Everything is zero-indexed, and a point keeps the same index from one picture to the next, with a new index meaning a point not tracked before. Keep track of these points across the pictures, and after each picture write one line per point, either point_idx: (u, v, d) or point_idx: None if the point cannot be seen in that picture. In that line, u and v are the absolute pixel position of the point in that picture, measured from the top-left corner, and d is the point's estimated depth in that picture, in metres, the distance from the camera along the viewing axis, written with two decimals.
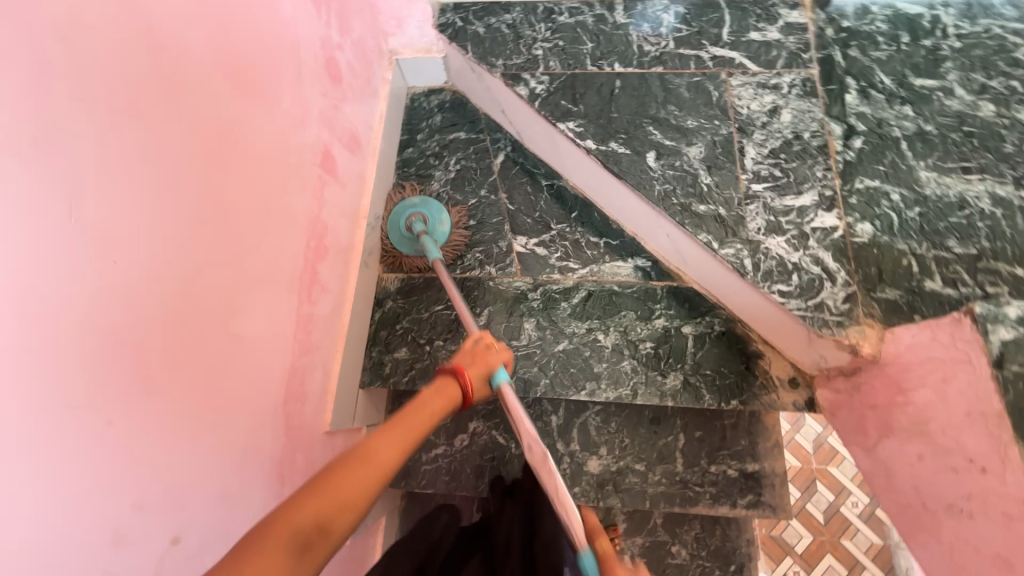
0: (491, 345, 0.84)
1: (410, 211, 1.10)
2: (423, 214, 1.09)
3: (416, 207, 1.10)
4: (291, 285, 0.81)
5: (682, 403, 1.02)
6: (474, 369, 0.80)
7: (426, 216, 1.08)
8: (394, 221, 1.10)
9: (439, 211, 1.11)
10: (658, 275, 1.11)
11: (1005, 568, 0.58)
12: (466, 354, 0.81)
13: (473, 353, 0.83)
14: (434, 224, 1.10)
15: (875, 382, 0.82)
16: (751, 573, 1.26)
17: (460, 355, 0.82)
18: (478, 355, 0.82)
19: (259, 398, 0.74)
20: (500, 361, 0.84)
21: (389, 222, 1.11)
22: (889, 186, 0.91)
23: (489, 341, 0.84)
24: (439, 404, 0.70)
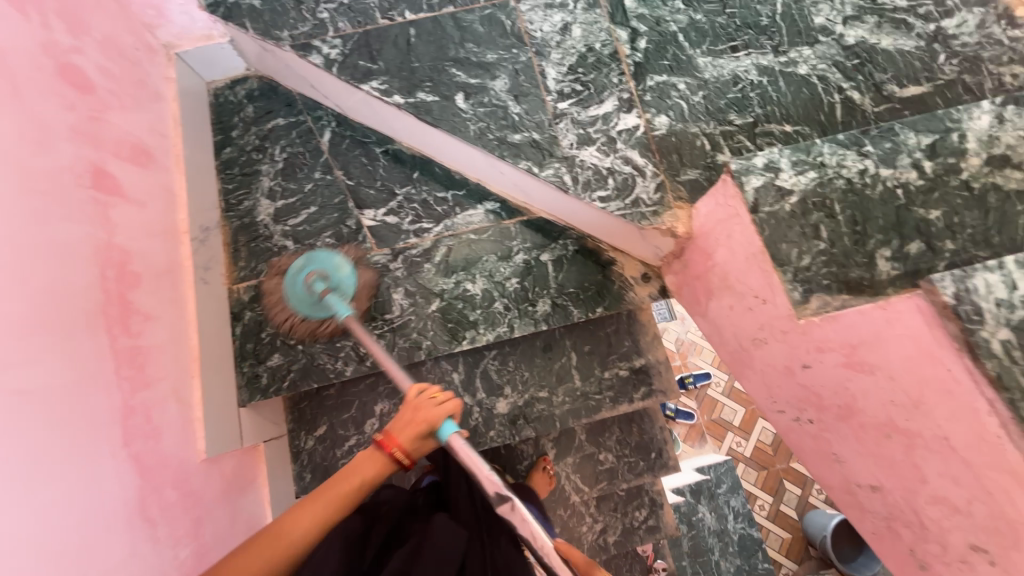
0: (439, 398, 0.88)
1: (309, 270, 1.01)
2: (319, 268, 1.01)
3: (311, 265, 1.01)
4: (96, 320, 0.73)
5: (555, 324, 1.09)
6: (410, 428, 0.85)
7: (324, 272, 1.01)
8: (291, 283, 1.01)
9: (335, 259, 1.02)
10: (509, 213, 1.13)
11: (790, 374, 0.69)
12: (405, 424, 0.85)
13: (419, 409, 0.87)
14: (335, 273, 1.02)
15: (695, 254, 0.91)
16: (669, 454, 1.40)
17: (403, 420, 0.86)
18: (416, 414, 0.86)
19: (89, 448, 0.67)
20: (444, 416, 0.86)
21: (288, 285, 1.01)
22: (675, 78, 0.98)
23: (433, 394, 0.88)
24: (374, 469, 0.83)
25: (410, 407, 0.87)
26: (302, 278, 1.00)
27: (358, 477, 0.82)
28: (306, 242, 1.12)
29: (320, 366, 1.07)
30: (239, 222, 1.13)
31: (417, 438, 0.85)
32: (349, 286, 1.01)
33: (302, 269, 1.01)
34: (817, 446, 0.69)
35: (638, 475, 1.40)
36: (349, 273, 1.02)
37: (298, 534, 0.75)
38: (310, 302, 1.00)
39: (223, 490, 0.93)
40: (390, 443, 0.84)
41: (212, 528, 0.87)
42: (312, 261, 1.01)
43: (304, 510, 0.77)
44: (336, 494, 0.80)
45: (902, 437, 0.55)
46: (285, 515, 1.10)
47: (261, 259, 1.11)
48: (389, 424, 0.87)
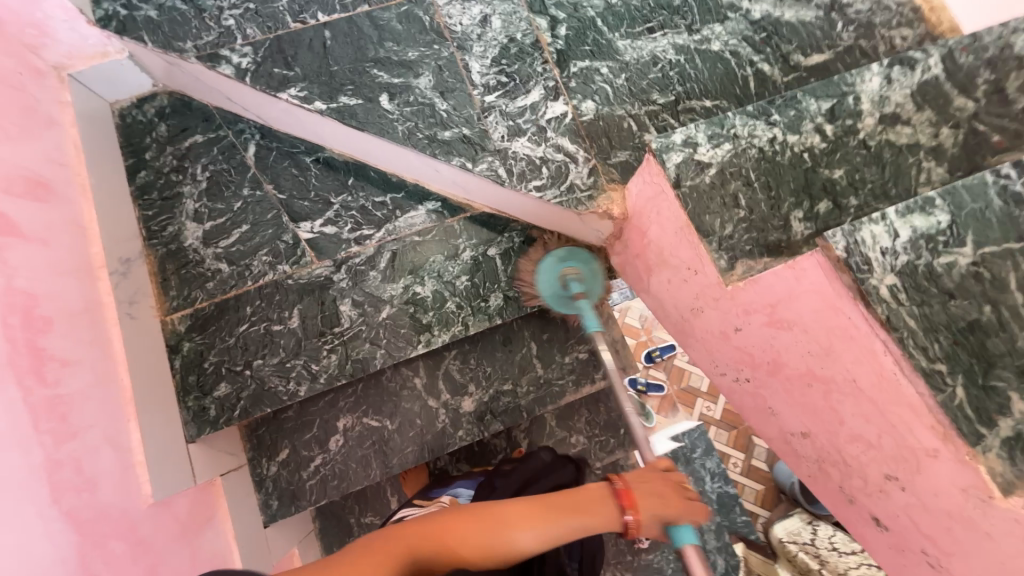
0: (684, 488, 0.85)
1: (564, 264, 1.05)
2: (574, 267, 1.05)
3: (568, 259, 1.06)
4: (6, 373, 0.67)
5: (509, 317, 1.09)
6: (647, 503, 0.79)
7: (584, 270, 1.04)
8: (541, 278, 1.06)
9: (590, 263, 1.06)
10: (451, 211, 1.12)
11: (726, 338, 0.73)
12: (653, 483, 0.82)
13: (666, 483, 0.83)
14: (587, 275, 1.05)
15: (633, 234, 0.93)
16: (638, 427, 1.45)
17: (647, 488, 0.81)
18: (676, 495, 0.83)
19: (14, 511, 0.62)
20: (687, 518, 0.82)
21: (538, 280, 1.06)
22: (598, 62, 1.00)
23: (682, 483, 0.85)
24: (600, 509, 0.78)
25: (652, 475, 0.84)
26: (562, 270, 1.05)
27: (581, 509, 0.77)
28: (241, 263, 1.06)
29: (271, 390, 1.03)
30: (165, 250, 1.06)
31: (657, 516, 0.79)
32: (596, 290, 1.06)
33: (555, 263, 1.05)
34: (756, 402, 0.73)
35: (610, 452, 1.44)
36: (597, 283, 1.06)
37: (519, 527, 0.73)
38: (564, 299, 1.06)
39: (178, 532, 0.88)
40: (628, 498, 0.79)
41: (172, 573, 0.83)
42: (575, 254, 1.06)
43: (497, 516, 0.73)
44: (560, 508, 0.76)
45: (820, 383, 0.59)
46: (254, 546, 1.06)
47: (193, 286, 1.05)
48: (632, 479, 0.82)
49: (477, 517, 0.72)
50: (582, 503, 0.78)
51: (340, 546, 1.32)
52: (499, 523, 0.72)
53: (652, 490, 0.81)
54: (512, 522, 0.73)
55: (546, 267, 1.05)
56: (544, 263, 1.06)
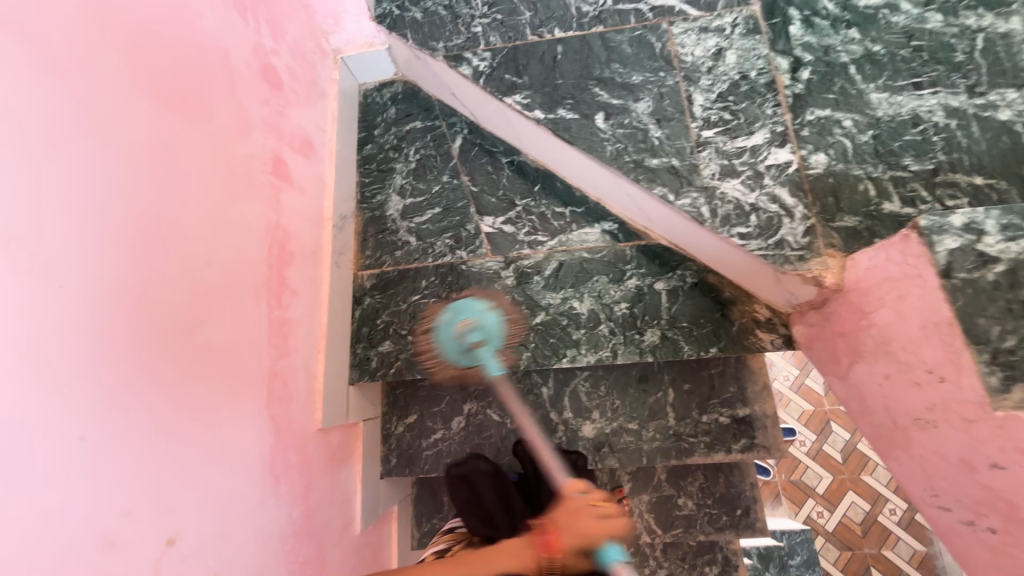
0: (597, 505, 0.76)
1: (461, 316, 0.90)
2: (466, 318, 0.90)
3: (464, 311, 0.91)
4: (261, 292, 0.83)
5: (662, 357, 1.03)
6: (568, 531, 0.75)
7: (472, 319, 0.89)
8: (439, 335, 0.89)
9: (474, 302, 0.91)
10: (627, 236, 1.11)
11: (968, 469, 0.60)
12: (576, 520, 0.75)
13: (592, 514, 0.76)
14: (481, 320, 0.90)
15: (842, 309, 0.82)
16: (758, 514, 1.28)
17: (568, 519, 0.76)
18: (588, 519, 0.75)
19: (241, 404, 0.76)
20: (609, 540, 0.76)
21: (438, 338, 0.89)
22: (840, 113, 0.89)
23: (596, 502, 0.77)
24: (521, 560, 0.79)
25: (569, 510, 0.76)
26: (451, 333, 0.89)
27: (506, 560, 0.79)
28: (427, 240, 1.17)
29: None
30: (370, 214, 1.22)
31: (584, 538, 0.74)
32: (495, 331, 0.90)
33: (455, 316, 0.90)
34: (991, 559, 0.59)
35: (718, 530, 1.30)
36: (497, 317, 0.91)
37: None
38: (466, 354, 0.89)
39: (328, 460, 1.00)
40: (551, 535, 0.76)
41: (317, 494, 0.94)
42: (455, 310, 0.91)
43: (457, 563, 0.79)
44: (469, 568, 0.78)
45: None
46: (371, 492, 1.17)
47: (385, 251, 1.18)
48: (557, 519, 0.77)
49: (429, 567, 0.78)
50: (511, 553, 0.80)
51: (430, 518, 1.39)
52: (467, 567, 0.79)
53: (568, 529, 0.75)
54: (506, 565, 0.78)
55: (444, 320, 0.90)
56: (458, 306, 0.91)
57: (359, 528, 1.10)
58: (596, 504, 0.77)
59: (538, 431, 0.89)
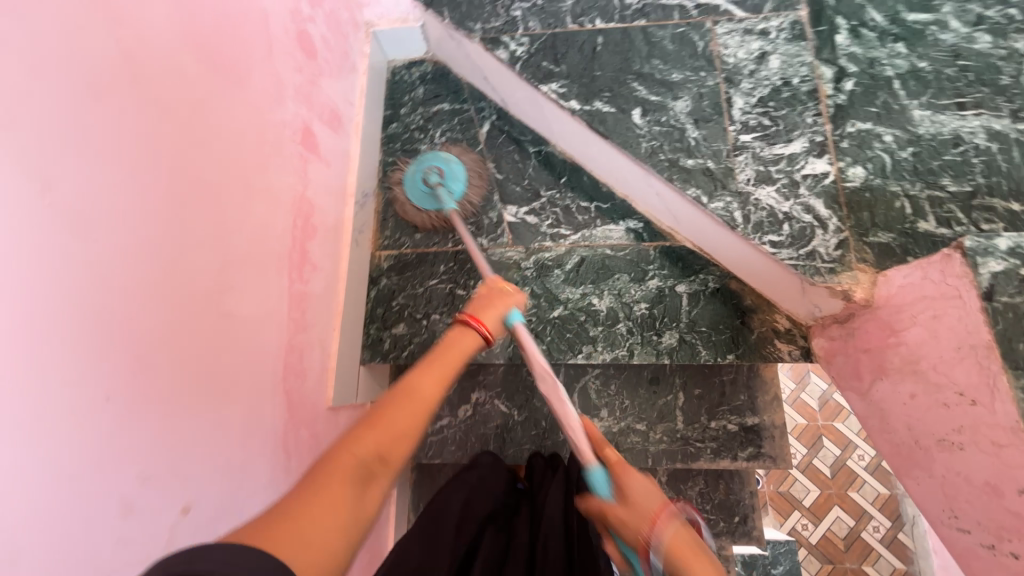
0: (506, 288, 0.82)
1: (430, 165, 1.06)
2: (432, 166, 1.06)
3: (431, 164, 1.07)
4: (283, 264, 0.82)
5: (678, 360, 1.02)
6: (484, 312, 0.78)
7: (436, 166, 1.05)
8: (409, 185, 1.07)
9: (442, 155, 1.08)
10: (651, 236, 1.10)
11: (994, 494, 0.60)
12: (489, 304, 0.79)
13: (487, 300, 0.80)
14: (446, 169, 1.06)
15: (869, 325, 0.82)
16: (755, 523, 1.29)
17: (485, 303, 0.79)
18: (497, 298, 0.80)
19: (259, 375, 0.75)
20: (515, 306, 0.82)
21: (406, 189, 1.08)
22: (882, 128, 0.87)
23: (498, 284, 0.83)
24: (470, 346, 0.72)
25: (492, 295, 0.81)
26: (417, 176, 1.07)
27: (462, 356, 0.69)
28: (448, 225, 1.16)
29: (437, 344, 1.10)
30: (392, 194, 1.20)
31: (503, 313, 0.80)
32: (459, 178, 1.05)
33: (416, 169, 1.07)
34: None
35: (715, 536, 1.30)
36: (462, 165, 1.07)
37: (428, 387, 0.62)
38: (430, 197, 1.05)
39: (336, 439, 0.99)
40: (476, 321, 0.75)
41: None
42: (424, 161, 1.08)
43: (422, 371, 0.64)
44: (444, 368, 0.66)
45: None
46: None
47: (405, 233, 1.17)
48: (471, 305, 0.79)
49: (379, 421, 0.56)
50: (458, 349, 0.70)
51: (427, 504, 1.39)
52: (436, 372, 0.64)
53: (472, 305, 0.79)
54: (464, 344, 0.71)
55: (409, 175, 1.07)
56: (429, 158, 1.07)
57: None
58: (501, 289, 0.82)
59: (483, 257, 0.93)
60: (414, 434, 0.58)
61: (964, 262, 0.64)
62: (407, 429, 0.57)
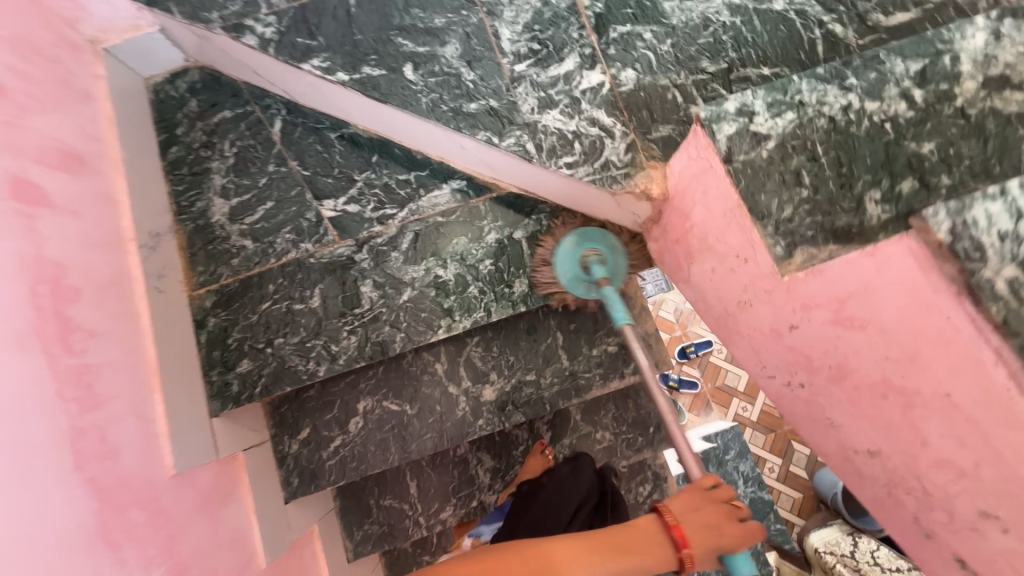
0: (735, 506, 0.86)
1: (580, 248, 0.98)
2: (591, 246, 0.98)
3: (580, 245, 0.98)
4: (31, 341, 0.68)
5: (535, 304, 1.03)
6: (697, 539, 0.80)
7: (598, 249, 0.98)
8: (562, 265, 0.98)
9: (606, 237, 1.00)
10: (477, 191, 1.06)
11: (778, 336, 0.64)
12: (702, 511, 0.83)
13: (722, 507, 0.85)
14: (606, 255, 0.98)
15: (673, 216, 0.85)
16: (668, 427, 1.36)
17: (698, 510, 0.83)
18: (726, 521, 0.83)
19: (33, 477, 0.63)
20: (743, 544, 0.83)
21: (560, 267, 0.98)
22: (640, 27, 0.87)
23: (726, 497, 0.86)
24: (650, 560, 0.79)
25: (696, 498, 0.85)
26: (578, 256, 0.98)
27: (641, 550, 0.79)
28: (265, 240, 1.05)
29: (291, 368, 1.01)
30: (193, 225, 1.07)
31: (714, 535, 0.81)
32: (610, 269, 0.98)
33: (578, 241, 0.98)
34: (810, 411, 0.66)
35: (637, 450, 1.37)
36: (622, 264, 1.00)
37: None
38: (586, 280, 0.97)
39: (199, 505, 0.89)
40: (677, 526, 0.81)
41: (191, 543, 0.84)
42: (585, 237, 0.99)
43: (570, 540, 0.78)
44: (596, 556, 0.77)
45: (898, 395, 0.53)
46: (275, 521, 1.07)
47: (219, 262, 1.05)
48: (681, 508, 0.84)
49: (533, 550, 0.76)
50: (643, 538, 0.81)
51: (361, 525, 1.34)
52: (580, 546, 0.77)
53: (682, 507, 0.84)
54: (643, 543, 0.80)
55: (565, 249, 0.97)
56: (586, 232, 0.99)
57: (264, 564, 1.00)
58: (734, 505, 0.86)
59: (659, 392, 0.92)
60: None
61: (705, 132, 0.67)
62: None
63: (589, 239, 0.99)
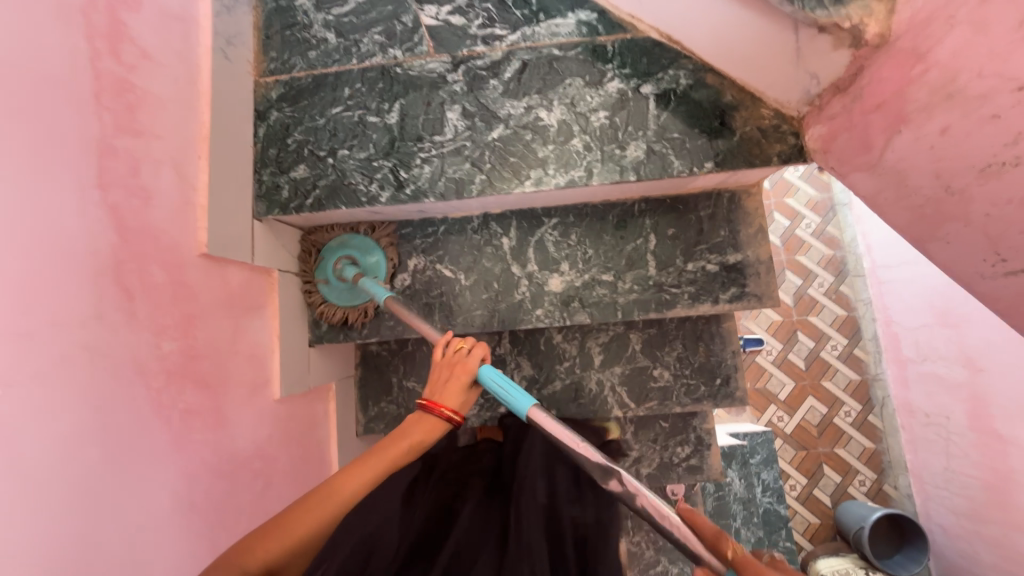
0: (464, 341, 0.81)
1: (340, 253, 1.01)
2: (344, 255, 1.01)
3: (332, 255, 1.01)
4: (73, 18, 0.56)
5: (648, 175, 0.83)
6: (445, 393, 0.76)
7: (342, 257, 1.01)
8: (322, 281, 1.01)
9: (334, 241, 1.02)
10: (608, 28, 0.86)
11: None
12: (444, 377, 0.77)
13: (452, 360, 0.78)
14: (362, 258, 1.02)
15: (884, 68, 0.63)
16: (737, 383, 1.18)
17: (442, 382, 0.77)
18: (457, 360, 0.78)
19: (41, 165, 0.51)
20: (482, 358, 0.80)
21: (325, 273, 1.00)
22: None
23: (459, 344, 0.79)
24: (422, 431, 0.74)
25: (441, 364, 0.79)
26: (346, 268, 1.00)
27: (440, 386, 0.77)
28: (350, 37, 0.89)
29: (350, 187, 0.87)
30: (274, 6, 0.91)
31: (460, 391, 0.77)
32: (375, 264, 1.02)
33: (329, 255, 1.01)
34: None
35: (696, 401, 1.18)
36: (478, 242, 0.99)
37: (354, 488, 0.67)
38: (346, 290, 1.00)
39: (225, 301, 0.77)
40: (436, 405, 0.76)
41: (207, 334, 0.72)
42: (322, 259, 1.01)
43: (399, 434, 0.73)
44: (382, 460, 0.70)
45: None
46: (295, 358, 0.96)
47: (294, 52, 0.90)
48: (430, 388, 0.78)
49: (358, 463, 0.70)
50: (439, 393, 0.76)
51: (378, 400, 1.23)
52: (358, 471, 0.69)
53: (438, 374, 0.78)
54: (415, 432, 0.74)
55: (330, 249, 1.01)
56: (323, 251, 1.01)
57: (278, 393, 0.90)
58: (457, 348, 0.79)
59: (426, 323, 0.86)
60: (341, 509, 0.66)
61: None
62: (381, 471, 0.70)
63: (351, 248, 1.02)
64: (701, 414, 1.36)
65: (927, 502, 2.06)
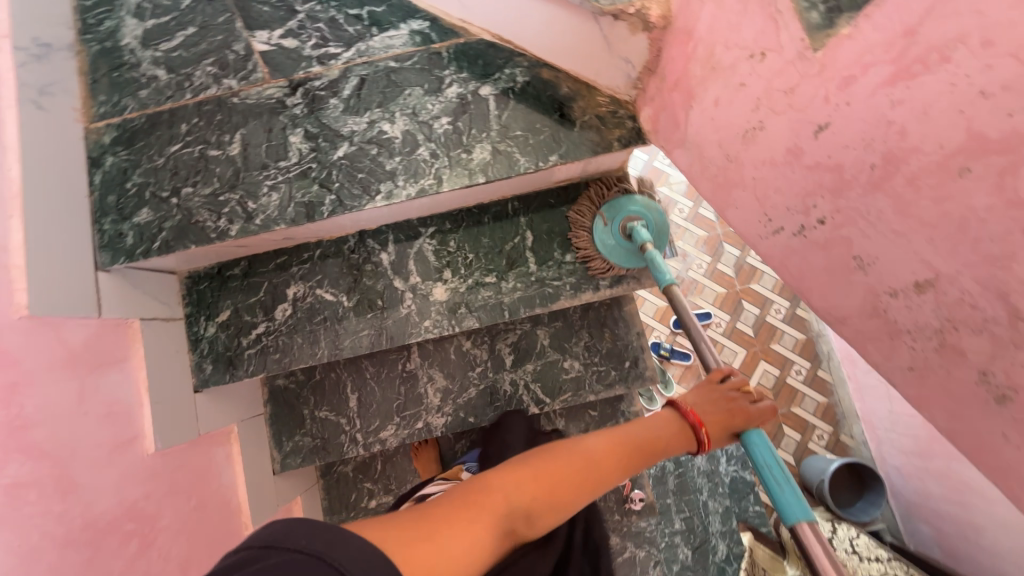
0: (747, 391, 0.75)
1: (633, 211, 0.96)
2: (626, 217, 0.96)
3: (637, 208, 0.96)
4: None
5: (497, 175, 0.84)
6: (730, 417, 0.71)
7: (637, 215, 0.95)
8: (611, 233, 0.97)
9: (636, 198, 0.96)
10: (441, 35, 0.86)
11: (793, 159, 0.48)
12: (715, 399, 0.73)
13: (726, 397, 0.73)
14: (646, 215, 0.96)
15: (673, 47, 0.65)
16: (646, 363, 1.20)
17: (703, 399, 0.73)
18: (737, 400, 0.74)
19: None
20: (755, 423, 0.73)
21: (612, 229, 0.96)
22: None
23: (744, 387, 0.74)
24: (668, 440, 0.69)
25: (706, 388, 0.74)
26: (616, 229, 0.96)
27: (714, 404, 0.73)
28: (182, 72, 0.87)
29: (198, 224, 0.85)
30: (99, 48, 0.87)
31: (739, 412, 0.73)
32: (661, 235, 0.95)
33: (627, 209, 0.95)
34: (833, 258, 0.48)
35: (608, 386, 1.20)
36: (605, 235, 0.97)
37: (595, 455, 0.63)
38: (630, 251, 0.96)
39: (63, 361, 0.73)
40: (697, 421, 0.70)
41: (41, 400, 0.68)
42: (615, 209, 0.96)
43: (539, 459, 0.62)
44: (558, 473, 0.61)
45: (991, 159, 0.32)
46: (174, 407, 0.93)
47: (125, 93, 0.87)
48: (694, 398, 0.73)
49: (491, 484, 0.58)
50: (704, 404, 0.73)
51: (293, 434, 1.20)
52: (533, 476, 0.59)
53: (705, 396, 0.73)
54: (663, 436, 0.68)
55: (618, 204, 0.96)
56: (619, 201, 0.96)
57: (153, 447, 0.86)
58: (740, 387, 0.75)
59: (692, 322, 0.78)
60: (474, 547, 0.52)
61: None
62: (566, 489, 0.60)
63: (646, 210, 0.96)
64: (627, 397, 1.35)
65: (882, 447, 2.09)
